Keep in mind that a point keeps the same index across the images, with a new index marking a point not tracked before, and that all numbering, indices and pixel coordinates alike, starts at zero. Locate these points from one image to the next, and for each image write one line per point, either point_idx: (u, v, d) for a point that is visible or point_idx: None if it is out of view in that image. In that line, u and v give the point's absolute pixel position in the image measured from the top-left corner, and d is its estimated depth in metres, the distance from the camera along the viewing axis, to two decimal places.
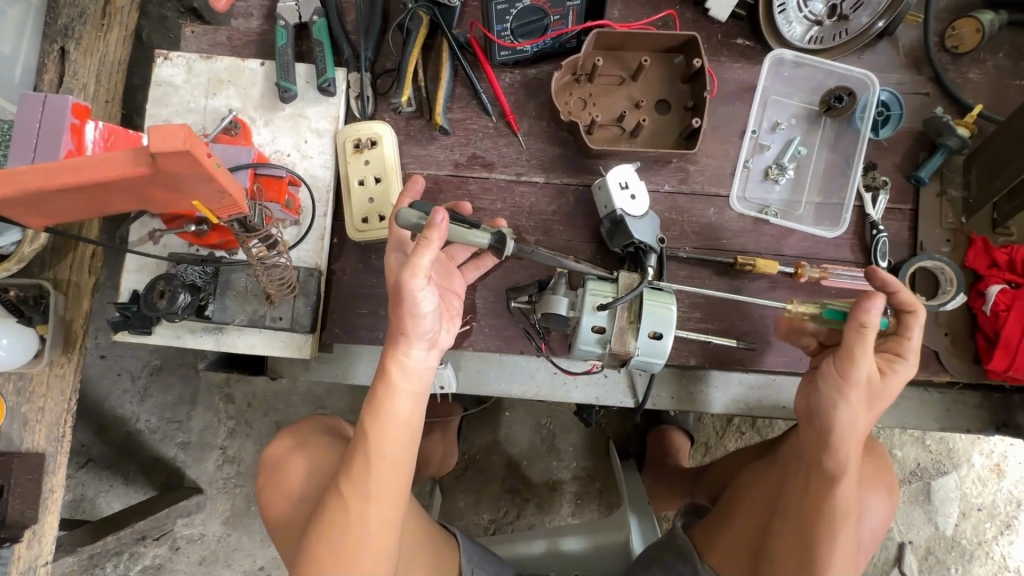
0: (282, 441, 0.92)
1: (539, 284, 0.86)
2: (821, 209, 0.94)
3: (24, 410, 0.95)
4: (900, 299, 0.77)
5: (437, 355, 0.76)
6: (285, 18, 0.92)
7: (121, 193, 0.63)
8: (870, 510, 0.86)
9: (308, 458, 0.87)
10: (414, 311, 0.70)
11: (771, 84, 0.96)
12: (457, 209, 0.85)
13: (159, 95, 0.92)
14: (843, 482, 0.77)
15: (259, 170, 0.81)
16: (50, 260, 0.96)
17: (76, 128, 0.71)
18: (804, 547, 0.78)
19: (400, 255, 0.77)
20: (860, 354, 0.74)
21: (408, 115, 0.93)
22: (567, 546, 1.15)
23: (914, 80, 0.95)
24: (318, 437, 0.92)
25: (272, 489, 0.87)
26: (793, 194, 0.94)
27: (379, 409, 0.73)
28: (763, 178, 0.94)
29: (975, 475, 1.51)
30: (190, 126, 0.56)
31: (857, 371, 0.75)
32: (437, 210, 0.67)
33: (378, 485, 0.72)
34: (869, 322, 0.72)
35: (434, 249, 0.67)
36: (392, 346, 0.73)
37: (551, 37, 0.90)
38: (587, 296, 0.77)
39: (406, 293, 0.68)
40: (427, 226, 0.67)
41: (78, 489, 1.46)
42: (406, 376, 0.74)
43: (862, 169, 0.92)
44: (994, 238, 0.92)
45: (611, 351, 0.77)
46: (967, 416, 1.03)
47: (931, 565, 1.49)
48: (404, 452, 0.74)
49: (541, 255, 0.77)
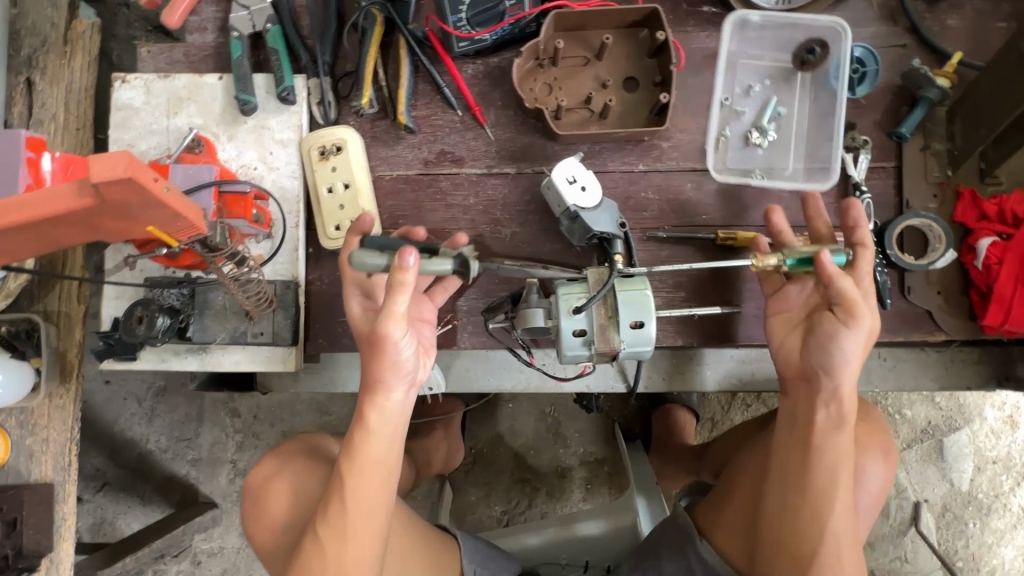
0: (265, 464, 0.91)
1: (512, 300, 0.82)
2: (810, 168, 0.90)
3: (29, 443, 0.99)
4: (859, 237, 0.79)
5: (415, 394, 0.76)
6: (237, 29, 0.90)
7: (74, 226, 0.61)
8: (866, 475, 0.85)
9: (290, 484, 0.86)
10: (393, 357, 0.71)
11: (738, 48, 0.92)
12: (410, 236, 0.83)
13: (120, 120, 0.91)
14: (829, 437, 0.78)
15: (223, 188, 0.79)
16: (39, 294, 0.99)
17: (32, 161, 0.70)
18: (794, 529, 0.77)
19: (364, 300, 0.77)
20: (853, 300, 0.75)
21: (371, 116, 0.92)
22: (582, 531, 1.17)
23: (890, 32, 0.91)
24: (295, 461, 0.90)
25: (256, 515, 0.87)
26: (779, 155, 0.91)
27: (355, 452, 0.73)
28: (744, 141, 0.91)
29: (987, 428, 1.49)
30: (130, 152, 0.54)
31: (852, 317, 0.75)
32: (404, 250, 0.64)
33: (356, 531, 0.72)
34: (834, 272, 0.75)
35: (408, 290, 0.66)
36: (370, 392, 0.73)
37: (509, 22, 0.87)
38: (561, 301, 0.76)
39: (387, 340, 0.69)
40: (396, 270, 0.64)
41: (98, 512, 1.50)
42: (383, 418, 0.74)
43: (845, 116, 0.87)
44: (983, 188, 0.89)
45: (598, 351, 0.76)
46: (975, 373, 0.99)
47: (948, 521, 1.48)
48: (380, 495, 0.74)
49: (506, 266, 0.78)
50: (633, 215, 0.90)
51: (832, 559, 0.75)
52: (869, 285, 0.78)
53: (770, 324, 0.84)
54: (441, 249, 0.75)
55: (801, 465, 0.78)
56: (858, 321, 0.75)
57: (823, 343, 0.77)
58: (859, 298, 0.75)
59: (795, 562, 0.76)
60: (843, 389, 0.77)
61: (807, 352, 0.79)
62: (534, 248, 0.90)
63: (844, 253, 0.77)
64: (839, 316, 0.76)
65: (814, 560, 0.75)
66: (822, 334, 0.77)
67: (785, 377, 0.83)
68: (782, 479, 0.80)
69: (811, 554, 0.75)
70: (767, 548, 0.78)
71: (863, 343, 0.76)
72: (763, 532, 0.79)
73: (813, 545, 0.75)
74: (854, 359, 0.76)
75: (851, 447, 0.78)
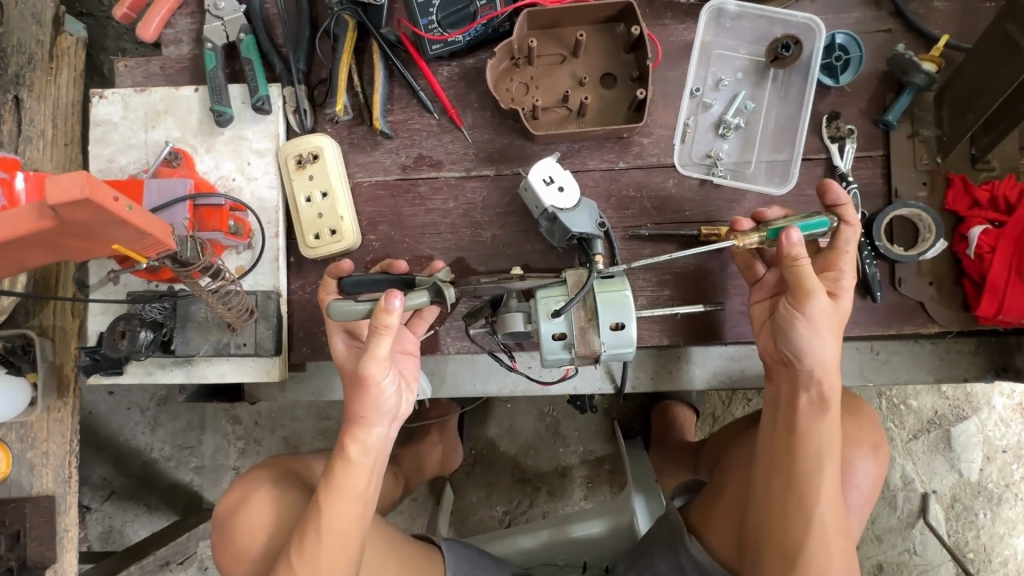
0: (234, 491, 0.90)
1: (491, 305, 0.82)
2: (771, 166, 0.89)
3: (29, 456, 1.00)
4: (843, 213, 0.77)
5: (398, 427, 0.78)
6: (211, 40, 0.90)
7: (39, 248, 0.62)
8: (852, 471, 0.84)
9: (261, 508, 0.86)
10: (376, 396, 0.72)
11: (714, 38, 0.91)
12: (392, 268, 0.82)
13: (101, 135, 0.91)
14: (813, 430, 0.76)
15: (197, 202, 0.80)
16: (32, 310, 1.00)
17: (4, 181, 0.71)
18: (780, 528, 0.75)
19: (348, 339, 0.79)
20: (807, 286, 0.72)
21: (348, 123, 0.92)
22: (577, 532, 1.16)
23: (874, 17, 0.89)
24: (266, 485, 0.88)
25: (227, 541, 0.86)
26: (742, 151, 0.89)
27: (336, 484, 0.74)
28: (710, 135, 0.90)
29: (996, 417, 1.45)
30: (88, 172, 0.54)
31: (808, 304, 0.73)
32: (389, 292, 0.64)
33: (329, 558, 0.73)
34: (798, 254, 0.71)
35: (391, 332, 0.66)
36: (352, 426, 0.74)
37: (481, 23, 0.86)
38: (539, 305, 0.75)
39: (370, 382, 0.70)
40: (379, 310, 0.64)
41: (106, 521, 1.52)
42: (366, 452, 0.75)
43: (809, 120, 0.87)
44: (974, 174, 0.87)
45: (577, 354, 0.75)
46: (975, 363, 0.97)
47: (958, 513, 1.45)
48: (355, 524, 0.75)
49: (483, 285, 0.75)
50: (615, 214, 0.89)
51: (819, 549, 0.73)
52: (848, 265, 0.77)
53: (751, 314, 0.84)
54: (418, 279, 0.74)
55: (786, 450, 0.77)
56: (808, 302, 0.73)
57: (786, 333, 0.76)
58: (812, 279, 0.72)
59: (782, 551, 0.75)
60: (820, 370, 0.76)
61: (778, 339, 0.79)
62: (515, 250, 0.89)
63: (825, 217, 0.75)
64: (791, 302, 0.75)
65: (800, 552, 0.73)
66: (783, 320, 0.76)
67: (767, 364, 0.83)
68: (768, 468, 0.79)
69: (799, 554, 0.74)
70: (757, 539, 0.77)
71: (824, 320, 0.74)
72: (756, 523, 0.78)
73: (798, 534, 0.74)
74: (824, 340, 0.75)
75: (836, 434, 0.76)
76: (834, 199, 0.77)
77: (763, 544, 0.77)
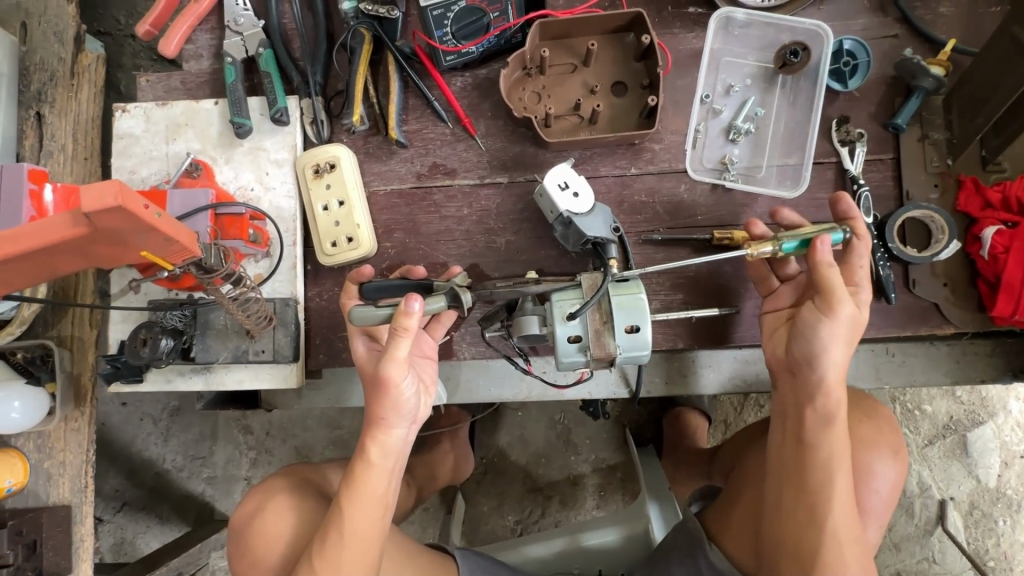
0: (251, 499, 0.90)
1: (507, 308, 0.83)
2: (782, 170, 0.90)
3: (47, 466, 1.01)
4: (855, 226, 0.78)
5: (418, 429, 0.78)
6: (231, 54, 0.92)
7: (68, 255, 0.64)
8: (867, 475, 0.84)
9: (278, 515, 0.86)
10: (396, 397, 0.72)
11: (722, 46, 0.92)
12: (410, 274, 0.83)
13: (123, 147, 0.94)
14: (822, 438, 0.75)
15: (219, 211, 0.82)
16: (52, 320, 1.02)
17: (34, 193, 0.73)
18: (792, 537, 0.75)
19: (368, 342, 0.80)
20: (837, 293, 0.73)
21: (363, 133, 0.93)
22: (590, 540, 1.15)
23: (881, 23, 0.90)
24: (284, 493, 0.89)
25: (244, 549, 0.86)
26: (754, 155, 0.90)
27: (357, 489, 0.74)
28: (721, 141, 0.91)
29: (1013, 422, 1.44)
30: (120, 181, 0.56)
31: (832, 310, 0.73)
32: (409, 296, 0.65)
33: (350, 562, 0.73)
34: (828, 261, 0.74)
35: (411, 334, 0.66)
36: (374, 427, 0.74)
37: (494, 34, 0.89)
38: (555, 308, 0.76)
39: (391, 386, 0.70)
40: (399, 314, 0.65)
41: (118, 532, 1.52)
42: (386, 454, 0.75)
43: (818, 124, 0.88)
44: (985, 176, 0.87)
45: (593, 357, 0.75)
46: (990, 365, 0.97)
47: (977, 520, 1.43)
48: (375, 528, 0.75)
49: (498, 289, 0.76)
50: (628, 219, 0.90)
51: (833, 558, 0.72)
52: (863, 280, 0.77)
53: (764, 322, 0.84)
54: (435, 284, 0.75)
55: (796, 458, 0.77)
56: (834, 307, 0.73)
57: (804, 338, 0.76)
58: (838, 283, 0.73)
59: (795, 560, 0.74)
60: (830, 380, 0.75)
61: (791, 346, 0.79)
62: (528, 256, 0.90)
63: (842, 231, 0.76)
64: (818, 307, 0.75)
65: (813, 561, 0.73)
66: (804, 326, 0.76)
67: (773, 371, 0.83)
68: (779, 477, 0.79)
69: (812, 563, 0.73)
70: (773, 542, 0.77)
71: (847, 326, 0.74)
72: (770, 531, 0.78)
73: (812, 543, 0.73)
74: (836, 347, 0.74)
75: (846, 441, 0.76)
76: (845, 209, 0.79)
77: (778, 553, 0.76)
